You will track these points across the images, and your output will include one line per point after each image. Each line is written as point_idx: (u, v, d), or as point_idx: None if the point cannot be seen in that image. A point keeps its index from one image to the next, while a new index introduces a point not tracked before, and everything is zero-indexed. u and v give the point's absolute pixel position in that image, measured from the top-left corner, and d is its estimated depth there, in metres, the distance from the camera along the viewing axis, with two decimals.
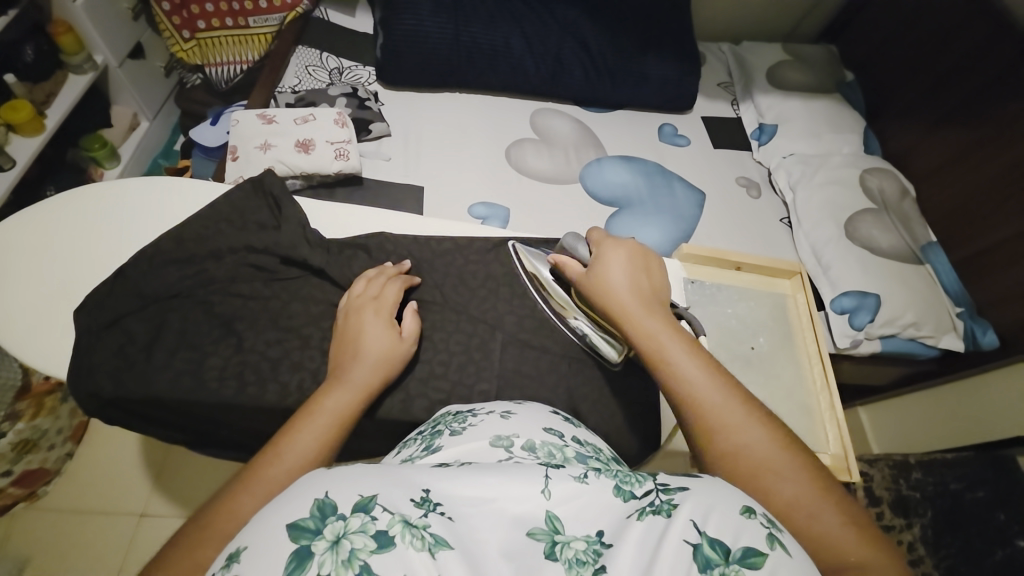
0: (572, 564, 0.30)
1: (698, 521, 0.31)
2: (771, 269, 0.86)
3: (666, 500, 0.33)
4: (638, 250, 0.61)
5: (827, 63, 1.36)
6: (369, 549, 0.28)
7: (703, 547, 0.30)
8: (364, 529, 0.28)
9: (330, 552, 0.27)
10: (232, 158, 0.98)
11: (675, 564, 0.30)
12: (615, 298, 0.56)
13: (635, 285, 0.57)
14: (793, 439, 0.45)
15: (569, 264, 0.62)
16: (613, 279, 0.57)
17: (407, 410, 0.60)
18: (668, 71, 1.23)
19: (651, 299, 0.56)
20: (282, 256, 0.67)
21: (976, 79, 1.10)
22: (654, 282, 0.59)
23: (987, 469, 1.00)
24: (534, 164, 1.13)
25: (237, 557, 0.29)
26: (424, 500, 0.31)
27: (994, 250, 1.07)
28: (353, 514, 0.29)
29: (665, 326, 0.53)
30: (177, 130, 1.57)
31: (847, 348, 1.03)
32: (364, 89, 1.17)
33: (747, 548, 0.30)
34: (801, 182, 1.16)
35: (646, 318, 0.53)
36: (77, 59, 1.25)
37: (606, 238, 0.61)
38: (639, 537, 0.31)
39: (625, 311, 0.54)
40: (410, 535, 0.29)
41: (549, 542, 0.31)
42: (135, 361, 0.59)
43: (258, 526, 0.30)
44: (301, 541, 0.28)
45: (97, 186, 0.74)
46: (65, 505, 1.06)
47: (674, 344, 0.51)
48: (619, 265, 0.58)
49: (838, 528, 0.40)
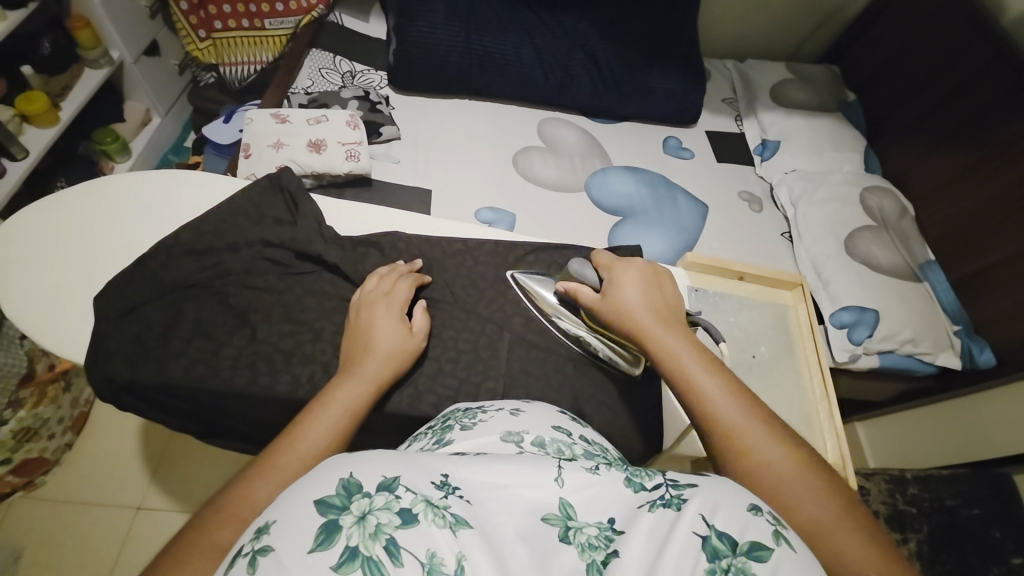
0: (585, 549, 0.32)
1: (706, 514, 0.33)
2: (773, 281, 0.88)
3: (676, 494, 0.34)
4: (650, 269, 0.63)
5: (830, 83, 1.39)
6: (395, 524, 0.29)
7: (711, 538, 0.31)
8: (388, 506, 0.30)
9: (357, 526, 0.29)
10: (244, 156, 1.00)
11: (685, 553, 0.31)
12: (632, 314, 0.57)
13: (651, 303, 0.58)
14: (815, 458, 0.47)
15: (583, 292, 0.62)
16: (628, 298, 0.59)
17: (415, 405, 0.61)
18: (674, 85, 1.25)
19: (668, 317, 0.57)
20: (297, 251, 0.69)
21: (975, 101, 1.13)
22: (669, 298, 0.61)
23: (984, 486, 1.04)
24: (540, 171, 1.15)
25: (266, 530, 0.30)
26: (443, 484, 0.33)
27: (992, 269, 1.09)
28: (378, 492, 0.31)
29: (684, 344, 0.54)
30: (188, 127, 1.60)
31: (845, 362, 1.05)
32: (375, 93, 1.19)
33: (754, 542, 0.31)
34: (802, 198, 1.18)
35: (665, 335, 0.54)
36: (93, 54, 1.26)
37: (615, 262, 0.64)
38: (650, 527, 0.33)
39: (643, 329, 0.56)
40: (433, 514, 0.31)
41: (563, 527, 0.32)
42: (151, 348, 0.60)
43: (286, 503, 0.31)
44: (329, 515, 0.29)
45: (120, 179, 0.76)
46: (65, 495, 1.06)
47: (694, 362, 0.52)
48: (633, 284, 0.60)
49: (858, 548, 0.40)
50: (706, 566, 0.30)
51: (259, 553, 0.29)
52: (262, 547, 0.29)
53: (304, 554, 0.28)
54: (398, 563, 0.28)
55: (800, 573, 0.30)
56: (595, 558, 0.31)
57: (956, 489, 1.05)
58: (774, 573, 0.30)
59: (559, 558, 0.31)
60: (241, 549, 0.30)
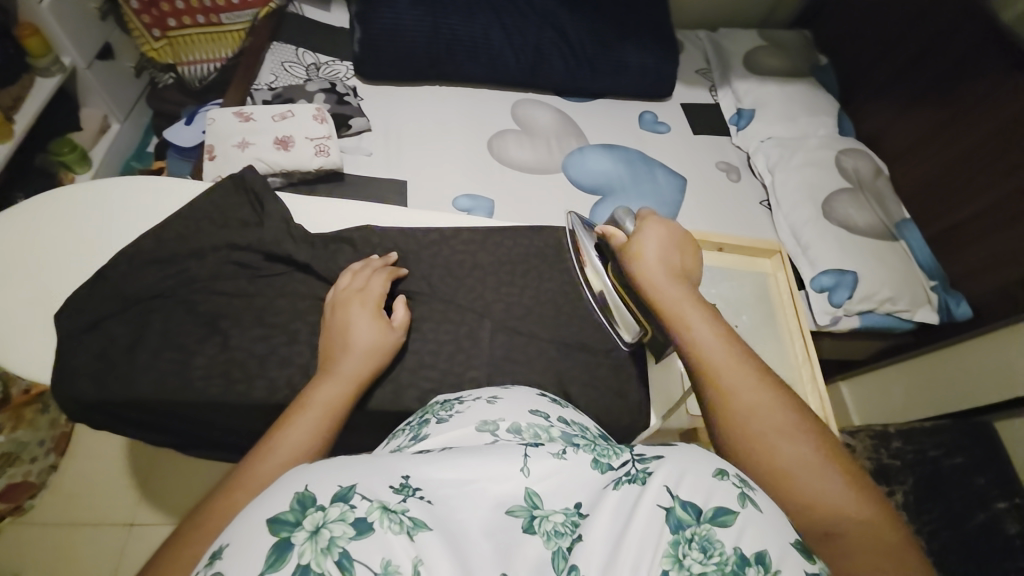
0: (550, 536, 0.32)
1: (671, 486, 0.33)
2: (752, 250, 0.89)
3: (642, 468, 0.34)
4: (680, 232, 0.59)
5: (801, 48, 1.38)
6: (348, 536, 0.29)
7: (675, 508, 0.32)
8: (343, 517, 0.30)
9: (309, 541, 0.28)
10: (209, 157, 0.97)
11: (648, 528, 0.31)
12: (644, 269, 0.55)
13: (667, 259, 0.56)
14: (819, 426, 0.45)
15: (616, 237, 0.60)
16: (646, 252, 0.56)
17: (398, 400, 0.60)
18: (647, 58, 1.24)
19: (683, 278, 0.55)
20: (266, 252, 0.67)
21: (944, 59, 1.13)
22: (688, 260, 0.58)
23: (965, 436, 1.05)
24: (516, 155, 1.13)
25: (219, 555, 0.30)
26: (403, 486, 0.32)
27: (967, 223, 1.10)
28: (332, 504, 0.30)
29: (688, 296, 0.52)
30: (150, 132, 1.54)
31: (826, 325, 1.06)
32: (342, 84, 1.16)
33: (719, 508, 0.32)
34: (778, 165, 1.18)
35: (670, 287, 0.53)
36: (43, 61, 1.20)
37: (652, 215, 0.60)
38: (616, 504, 0.33)
39: (653, 282, 0.54)
40: (389, 520, 0.30)
41: (527, 517, 0.32)
42: (118, 363, 0.58)
43: (242, 524, 0.31)
44: (281, 533, 0.29)
45: (70, 189, 0.73)
46: (54, 517, 1.04)
47: (694, 312, 0.51)
48: (655, 240, 0.57)
49: (827, 492, 0.41)
50: (670, 538, 0.31)
51: None
52: (216, 572, 0.29)
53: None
54: None
55: (763, 533, 0.31)
56: (561, 545, 0.31)
57: (938, 440, 1.07)
58: (738, 537, 0.30)
59: (523, 551, 0.31)
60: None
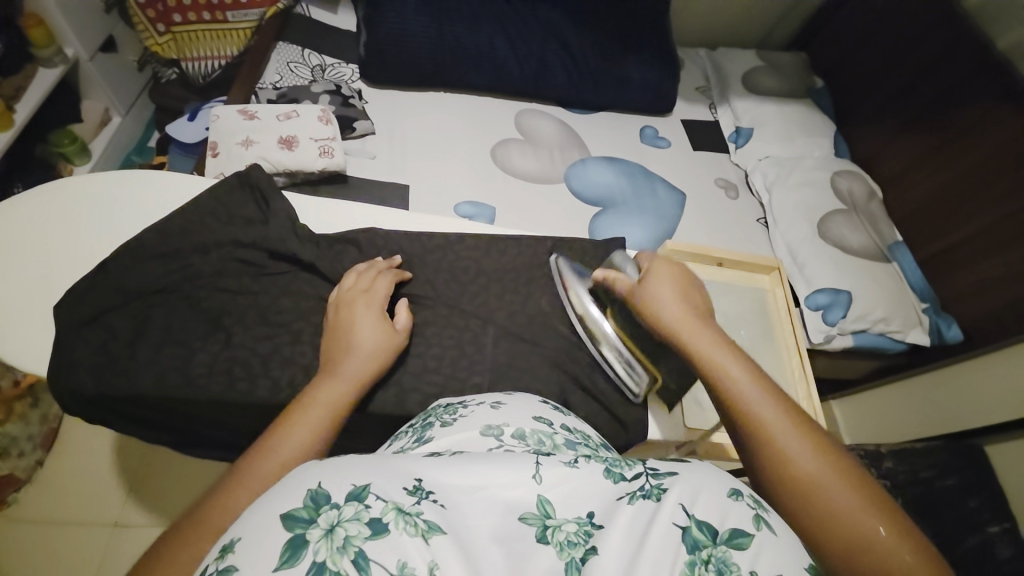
0: (563, 547, 0.32)
1: (687, 504, 0.33)
2: (751, 266, 0.90)
3: (656, 484, 0.34)
4: (689, 275, 0.62)
5: (798, 70, 1.41)
6: (364, 535, 0.29)
7: (691, 528, 0.32)
8: (358, 517, 0.30)
9: (325, 539, 0.29)
10: (212, 154, 0.96)
11: (665, 544, 0.31)
12: (660, 311, 0.56)
13: (684, 302, 0.57)
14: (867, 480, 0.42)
15: (619, 282, 0.63)
16: (660, 295, 0.58)
17: (401, 404, 0.60)
18: (649, 74, 1.25)
19: (704, 317, 0.56)
20: (270, 250, 0.67)
21: (936, 86, 1.17)
22: (703, 303, 0.59)
23: (957, 458, 1.06)
24: (519, 164, 1.14)
25: (231, 548, 0.30)
26: (416, 489, 0.32)
27: (959, 247, 1.13)
28: (347, 503, 0.30)
29: (716, 342, 0.52)
30: (151, 126, 1.53)
31: (821, 343, 1.08)
32: (347, 87, 1.16)
33: (734, 530, 0.32)
34: (776, 184, 1.20)
35: (698, 333, 0.53)
36: (47, 52, 1.20)
37: (656, 259, 0.63)
38: (630, 519, 0.33)
39: (674, 326, 0.55)
40: (404, 522, 0.30)
41: (540, 526, 0.32)
42: (118, 358, 0.57)
43: (250, 518, 0.31)
44: (296, 530, 0.29)
45: (73, 180, 0.72)
46: (38, 514, 1.01)
47: (726, 357, 0.51)
48: (666, 282, 0.59)
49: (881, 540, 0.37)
50: (687, 559, 0.31)
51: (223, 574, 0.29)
52: (227, 567, 0.29)
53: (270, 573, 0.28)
54: None
55: (777, 557, 0.32)
56: (574, 556, 0.31)
57: (930, 461, 1.06)
58: (754, 562, 0.31)
59: (535, 560, 0.31)
60: (205, 569, 0.30)
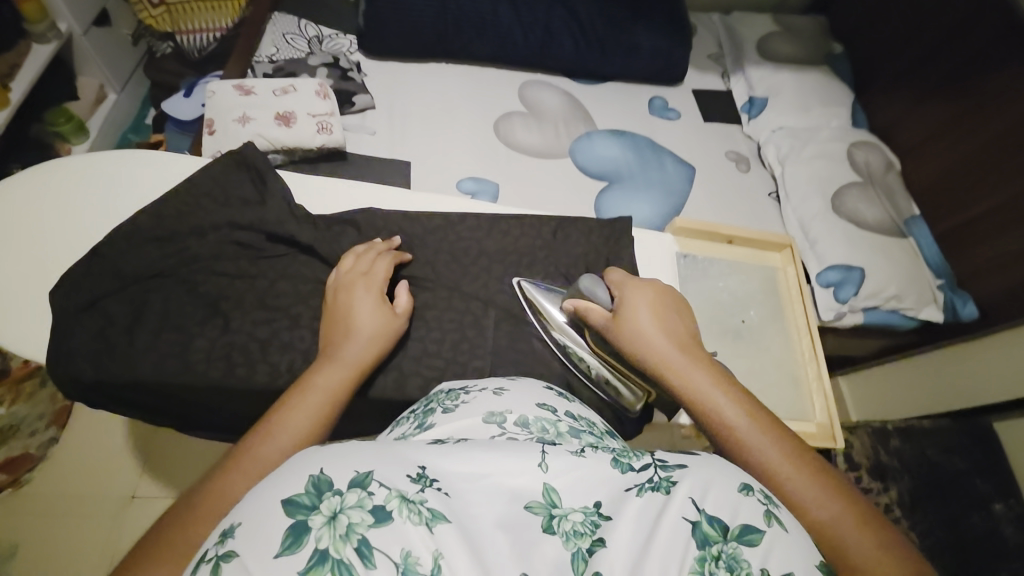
0: (569, 537, 0.31)
1: (696, 498, 0.32)
2: (762, 243, 0.87)
3: (665, 477, 0.34)
4: (664, 295, 0.59)
5: (817, 35, 1.34)
6: (367, 523, 0.28)
7: (702, 523, 0.31)
8: (361, 504, 0.29)
9: (327, 526, 0.28)
10: (208, 132, 0.94)
11: (674, 539, 0.31)
12: (642, 343, 0.53)
13: (662, 329, 0.54)
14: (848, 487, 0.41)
15: (593, 312, 0.58)
16: (640, 325, 0.54)
17: (401, 388, 0.59)
18: (660, 41, 1.19)
19: (683, 344, 0.53)
20: (267, 233, 0.65)
21: (963, 50, 1.10)
22: (681, 324, 0.57)
23: (966, 437, 1.07)
24: (523, 139, 1.11)
25: (231, 533, 0.29)
26: (421, 476, 0.32)
27: (979, 221, 1.08)
28: (350, 489, 0.30)
29: (695, 365, 0.51)
30: (147, 103, 1.50)
31: (830, 321, 1.05)
32: (345, 59, 1.12)
33: (745, 525, 0.31)
34: (790, 156, 1.16)
35: (677, 359, 0.51)
36: (40, 27, 1.17)
37: (626, 282, 0.60)
38: (639, 510, 0.32)
39: (654, 356, 0.52)
40: (408, 510, 0.30)
41: (546, 516, 0.32)
42: (117, 344, 0.57)
43: (251, 504, 0.30)
44: (297, 516, 0.28)
45: (65, 162, 0.70)
46: (58, 488, 1.05)
47: (704, 380, 0.49)
48: (643, 310, 0.56)
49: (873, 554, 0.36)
50: (696, 554, 0.30)
51: (223, 559, 0.28)
52: (226, 553, 0.28)
53: (271, 559, 0.27)
54: (370, 565, 0.27)
55: (790, 554, 0.31)
56: (581, 546, 0.31)
57: (938, 440, 1.09)
58: (765, 558, 0.30)
59: (541, 550, 0.30)
60: (204, 554, 0.29)
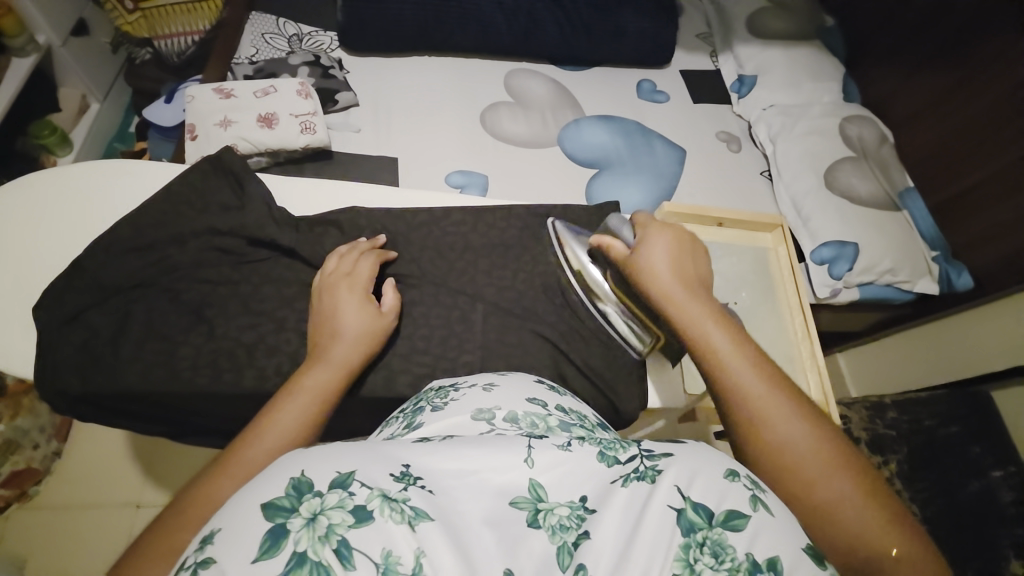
0: (555, 531, 0.31)
1: (682, 486, 0.32)
2: (752, 225, 0.87)
3: (651, 466, 0.34)
4: (688, 240, 0.57)
5: (806, 8, 1.32)
6: (348, 523, 0.28)
7: (687, 511, 0.31)
8: (342, 505, 0.29)
9: (305, 529, 0.28)
10: (190, 137, 0.93)
11: (660, 528, 0.31)
12: (655, 280, 0.52)
13: (679, 269, 0.53)
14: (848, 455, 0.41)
15: (615, 248, 0.59)
16: (657, 263, 0.54)
17: (390, 386, 0.59)
18: (645, 22, 1.17)
19: (699, 289, 0.52)
20: (249, 237, 0.65)
21: (956, 16, 1.08)
22: (700, 269, 0.55)
23: (963, 406, 1.05)
24: (509, 128, 1.09)
25: (211, 539, 0.29)
26: (404, 475, 0.32)
27: (974, 191, 1.07)
28: (330, 490, 0.29)
29: (708, 313, 0.49)
30: (131, 111, 1.49)
31: (825, 298, 1.05)
32: (327, 56, 1.11)
33: (731, 511, 0.31)
34: (781, 134, 1.14)
35: (690, 302, 0.50)
36: (18, 40, 1.16)
37: (651, 223, 0.59)
38: (625, 501, 0.32)
39: (667, 294, 0.51)
40: (390, 508, 0.29)
41: (532, 510, 0.31)
42: (101, 356, 0.57)
43: (232, 509, 0.30)
44: (276, 519, 0.28)
45: (41, 176, 0.70)
46: (62, 500, 1.05)
47: (718, 331, 0.47)
48: (662, 249, 0.55)
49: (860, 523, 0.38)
50: (681, 542, 0.30)
51: (201, 565, 0.28)
52: (205, 559, 0.28)
53: (250, 563, 0.27)
54: (349, 565, 0.27)
55: (777, 539, 0.30)
56: (566, 540, 0.30)
57: (932, 410, 1.08)
58: (751, 542, 0.30)
59: (528, 544, 0.30)
60: (184, 561, 0.29)
